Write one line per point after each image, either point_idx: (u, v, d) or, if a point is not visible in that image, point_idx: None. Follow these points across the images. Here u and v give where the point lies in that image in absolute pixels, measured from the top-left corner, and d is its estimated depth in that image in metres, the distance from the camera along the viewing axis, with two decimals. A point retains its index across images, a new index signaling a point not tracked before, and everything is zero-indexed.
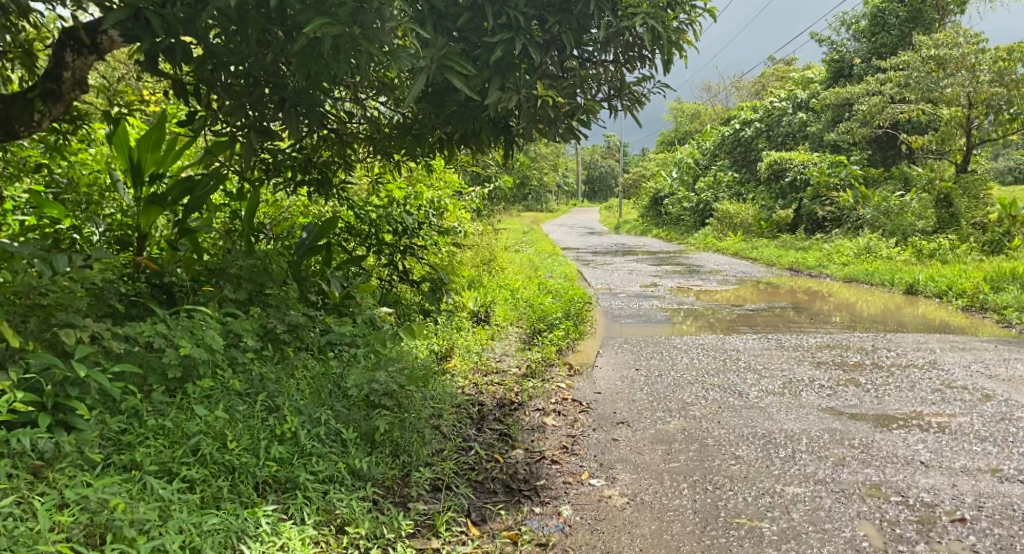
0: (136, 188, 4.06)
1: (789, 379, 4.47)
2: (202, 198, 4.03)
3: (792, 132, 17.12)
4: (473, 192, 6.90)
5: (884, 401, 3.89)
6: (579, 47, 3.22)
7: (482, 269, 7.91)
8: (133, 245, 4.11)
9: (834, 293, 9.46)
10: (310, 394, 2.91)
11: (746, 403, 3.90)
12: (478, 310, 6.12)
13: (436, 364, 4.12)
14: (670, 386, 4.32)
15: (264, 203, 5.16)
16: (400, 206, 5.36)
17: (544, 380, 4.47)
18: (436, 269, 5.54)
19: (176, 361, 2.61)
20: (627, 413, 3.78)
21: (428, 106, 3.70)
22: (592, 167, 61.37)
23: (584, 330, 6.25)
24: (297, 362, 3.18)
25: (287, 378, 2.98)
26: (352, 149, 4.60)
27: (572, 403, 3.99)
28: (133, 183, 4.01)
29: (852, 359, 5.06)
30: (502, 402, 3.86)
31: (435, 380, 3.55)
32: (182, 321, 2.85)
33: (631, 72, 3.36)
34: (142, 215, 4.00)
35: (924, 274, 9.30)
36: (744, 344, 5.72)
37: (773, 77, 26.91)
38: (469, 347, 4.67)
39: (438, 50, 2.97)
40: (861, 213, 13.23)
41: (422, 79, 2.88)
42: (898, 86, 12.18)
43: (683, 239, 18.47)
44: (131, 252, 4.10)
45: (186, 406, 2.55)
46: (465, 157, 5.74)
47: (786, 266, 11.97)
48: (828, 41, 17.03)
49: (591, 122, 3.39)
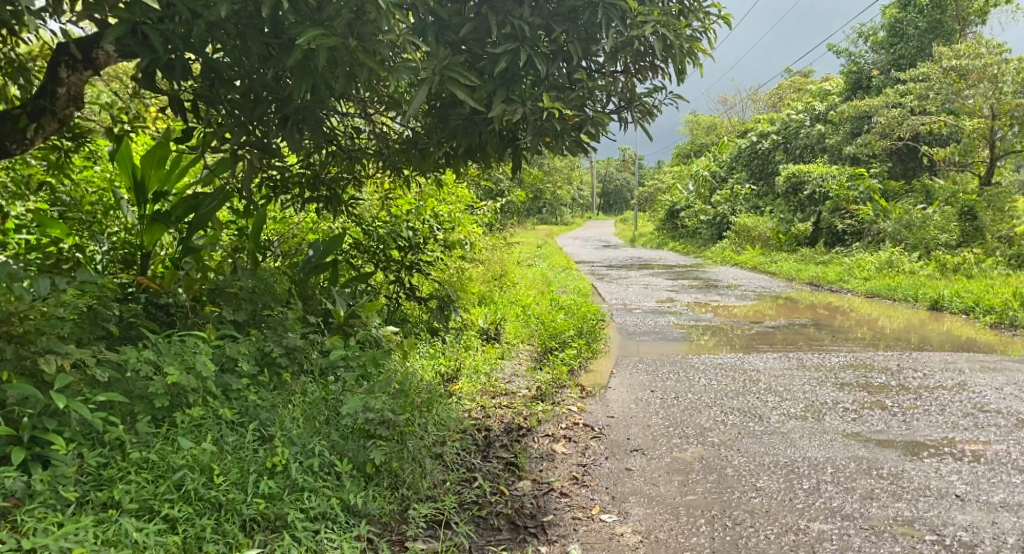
0: (139, 206, 3.98)
1: (812, 401, 4.27)
2: (207, 216, 3.93)
3: (810, 145, 16.90)
4: (485, 207, 6.77)
5: (912, 426, 3.68)
6: (587, 58, 3.09)
7: (493, 285, 7.76)
8: (137, 265, 4.02)
9: (855, 309, 9.21)
10: (306, 422, 2.78)
11: (767, 429, 3.72)
12: (488, 327, 5.97)
13: (442, 386, 3.97)
14: (687, 410, 4.14)
15: (273, 220, 5.07)
16: (409, 222, 5.24)
17: (555, 402, 4.31)
18: (445, 286, 5.41)
19: (162, 390, 2.50)
20: (641, 440, 3.61)
21: (433, 120, 3.58)
22: (607, 181, 61.23)
23: (598, 348, 6.07)
24: (295, 388, 3.05)
25: (284, 404, 2.85)
26: (360, 165, 4.50)
27: (583, 428, 3.83)
28: (137, 201, 3.94)
29: (877, 380, 4.84)
30: (510, 427, 3.70)
31: (439, 405, 3.40)
32: (173, 345, 2.73)
33: (642, 83, 3.21)
34: (146, 233, 3.91)
35: (949, 289, 9.03)
36: (764, 363, 5.52)
37: (790, 90, 26.68)
38: (478, 368, 4.52)
39: (440, 61, 2.85)
40: (881, 226, 12.97)
41: (424, 90, 2.79)
42: (918, 98, 11.99)
43: (699, 253, 18.23)
44: (135, 271, 4.01)
45: (172, 437, 2.43)
46: (475, 172, 5.63)
47: (805, 281, 11.73)
48: (846, 53, 16.84)
49: (599, 136, 3.21)
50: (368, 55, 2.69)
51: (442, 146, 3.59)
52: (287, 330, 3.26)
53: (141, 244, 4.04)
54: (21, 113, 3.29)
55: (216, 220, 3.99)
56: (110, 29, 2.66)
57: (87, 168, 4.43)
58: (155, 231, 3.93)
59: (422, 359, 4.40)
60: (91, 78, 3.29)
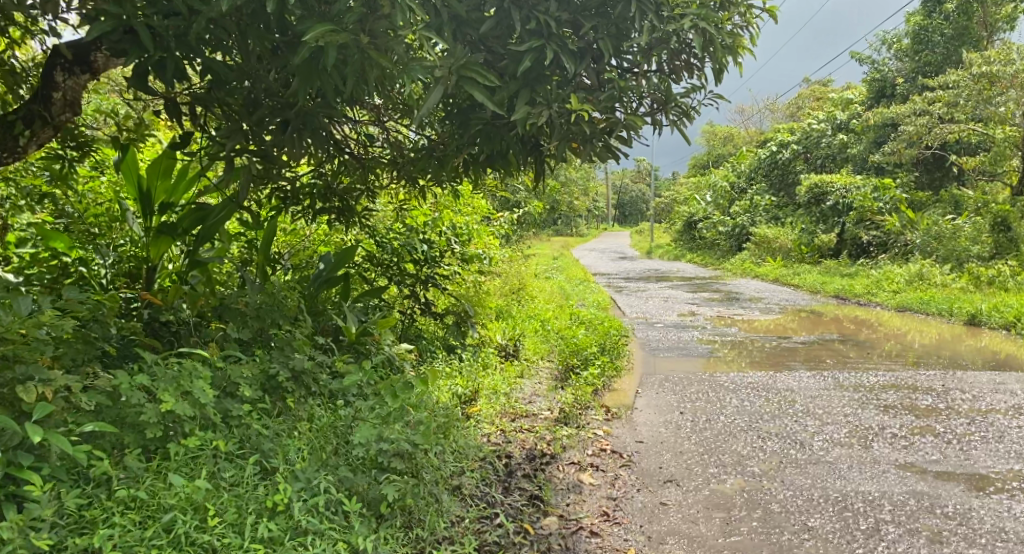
0: (145, 219, 3.79)
1: (856, 427, 3.99)
2: (215, 228, 3.75)
3: (833, 154, 16.56)
4: (502, 218, 6.55)
5: (972, 457, 3.42)
6: (617, 56, 2.85)
7: (509, 298, 7.53)
8: (143, 280, 3.83)
9: (886, 323, 8.88)
10: (312, 452, 2.55)
11: (812, 458, 3.44)
12: (507, 343, 5.71)
13: (459, 409, 3.73)
14: (722, 434, 3.87)
15: (284, 234, 4.88)
16: (424, 234, 5.02)
17: (579, 426, 4.04)
18: (462, 301, 5.23)
19: (155, 419, 2.26)
20: (675, 469, 3.33)
21: (451, 125, 3.35)
22: (623, 192, 60.95)
23: (621, 365, 5.79)
24: (302, 414, 2.83)
25: (288, 433, 2.62)
26: (375, 175, 4.30)
27: (611, 455, 3.56)
28: (142, 213, 3.75)
29: (922, 402, 4.55)
30: (532, 454, 3.44)
31: (457, 431, 3.18)
32: (168, 369, 2.51)
33: (677, 83, 2.97)
34: (152, 246, 3.71)
35: (987, 303, 8.68)
36: (798, 383, 5.24)
37: (808, 99, 26.35)
38: (497, 388, 4.27)
39: (456, 59, 2.62)
40: (909, 237, 12.63)
41: (439, 90, 2.57)
42: (947, 106, 11.64)
43: (719, 265, 17.88)
44: (141, 286, 3.84)
45: (162, 472, 2.20)
46: (493, 182, 5.41)
47: (831, 293, 11.39)
48: (868, 61, 16.50)
49: (631, 141, 2.98)
50: (381, 53, 2.46)
51: (461, 153, 3.37)
52: (293, 351, 3.03)
53: (147, 257, 3.84)
54: (15, 118, 3.09)
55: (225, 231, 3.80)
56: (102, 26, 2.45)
57: (92, 178, 4.25)
58: (161, 244, 3.74)
59: (438, 379, 4.15)
60: (90, 82, 3.10)
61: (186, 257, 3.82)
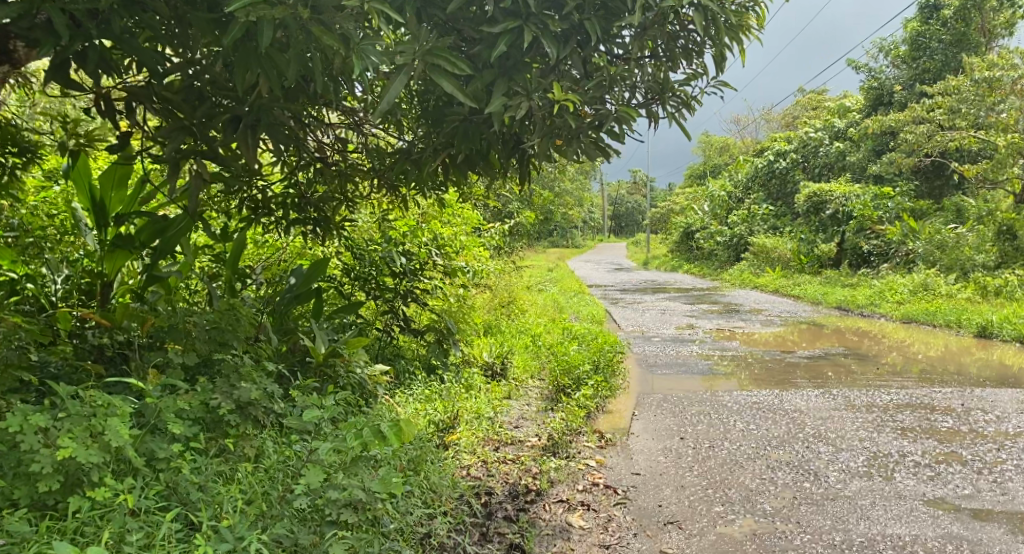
0: (99, 230, 3.41)
1: (874, 454, 3.63)
2: (175, 241, 3.37)
3: (830, 163, 16.30)
4: (492, 228, 6.20)
5: (1009, 491, 3.08)
6: (607, 40, 2.51)
7: (499, 312, 7.17)
8: (97, 298, 3.44)
9: (890, 335, 8.54)
10: (249, 503, 2.19)
11: (829, 491, 3.09)
12: (493, 361, 5.33)
13: (436, 439, 3.37)
14: (726, 464, 3.50)
15: (257, 246, 4.52)
16: (405, 246, 4.67)
17: (569, 455, 3.66)
18: (444, 317, 4.87)
19: (51, 470, 1.92)
20: (676, 508, 2.97)
21: (428, 122, 3.00)
22: (618, 203, 60.78)
23: (617, 384, 5.40)
24: (248, 452, 2.45)
25: (223, 484, 2.25)
26: (354, 184, 3.94)
27: (604, 489, 3.20)
28: (95, 224, 3.38)
29: (942, 425, 4.20)
30: (515, 491, 3.06)
31: (429, 470, 2.83)
32: (82, 407, 2.14)
33: (675, 71, 2.64)
34: (108, 260, 3.35)
35: (998, 315, 8.34)
36: (805, 403, 4.86)
37: (804, 108, 26.08)
38: (480, 412, 3.91)
39: (422, 44, 2.27)
40: (911, 246, 12.33)
41: (401, 80, 2.24)
42: (948, 112, 11.36)
43: (716, 276, 17.54)
44: (96, 304, 3.48)
45: (54, 536, 1.85)
46: (481, 189, 5.06)
47: (833, 304, 11.05)
48: (865, 69, 16.26)
49: (624, 135, 2.61)
50: (327, 31, 2.10)
51: (437, 156, 3.00)
52: (241, 379, 2.65)
53: (100, 272, 3.46)
54: None
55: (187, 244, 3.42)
56: (5, 6, 2.07)
57: (45, 189, 3.85)
58: (117, 258, 3.39)
59: (414, 404, 3.77)
60: (9, 75, 2.72)
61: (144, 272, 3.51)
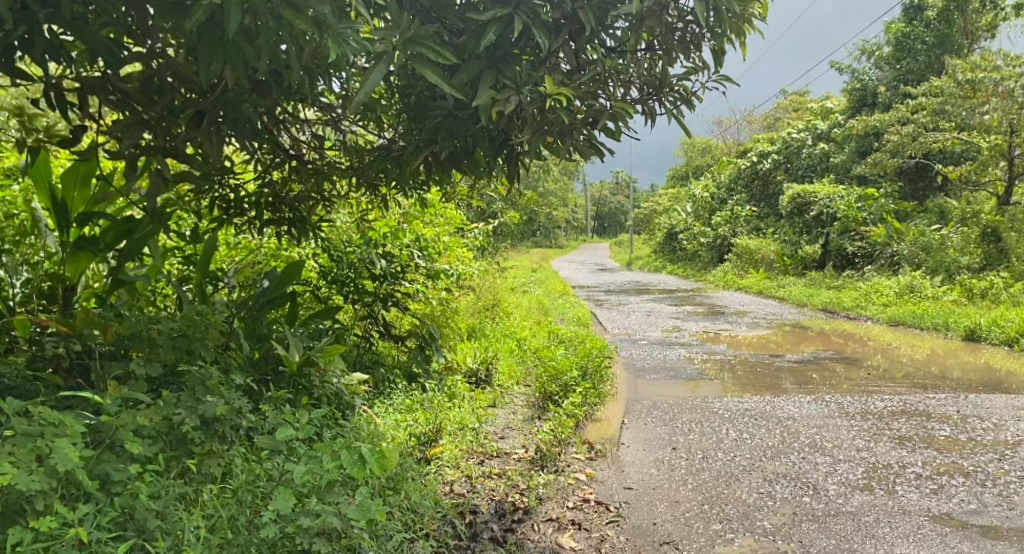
0: (60, 231, 3.16)
1: (873, 465, 3.50)
2: (142, 245, 3.14)
3: (814, 165, 16.27)
4: (476, 229, 6.02)
5: (1016, 505, 2.97)
6: (601, 31, 2.36)
7: (483, 315, 7.00)
8: (58, 303, 3.24)
9: (877, 337, 8.46)
10: (213, 530, 2.00)
11: (831, 507, 2.96)
12: (477, 367, 5.16)
13: (417, 454, 3.20)
14: (721, 477, 3.36)
15: (230, 247, 4.31)
16: (385, 248, 4.48)
17: (557, 467, 3.49)
18: (426, 322, 4.69)
19: None
20: (672, 526, 2.82)
21: (409, 118, 2.82)
22: (601, 203, 60.77)
23: (604, 390, 5.24)
24: (213, 473, 2.26)
25: (185, 509, 2.07)
26: (331, 183, 3.75)
27: (595, 506, 3.04)
28: (57, 225, 3.13)
29: (940, 433, 4.08)
30: (501, 509, 2.89)
31: (410, 490, 2.65)
32: (26, 426, 1.94)
33: (673, 65, 2.49)
34: (70, 263, 3.14)
35: (985, 318, 8.29)
36: (799, 410, 4.72)
37: (787, 108, 26.10)
38: (464, 423, 3.74)
39: (403, 31, 2.10)
40: (895, 248, 12.29)
41: (381, 70, 2.06)
42: (932, 113, 11.32)
43: (700, 277, 17.48)
44: (58, 309, 3.27)
45: None
46: (465, 189, 4.88)
47: (819, 306, 10.98)
48: (848, 70, 16.26)
49: (620, 133, 2.45)
50: (299, 15, 1.93)
51: (419, 155, 2.83)
52: (207, 393, 2.46)
53: (62, 276, 3.25)
54: None
55: (156, 247, 3.19)
56: None
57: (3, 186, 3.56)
58: (80, 260, 3.20)
59: (395, 416, 3.60)
60: None
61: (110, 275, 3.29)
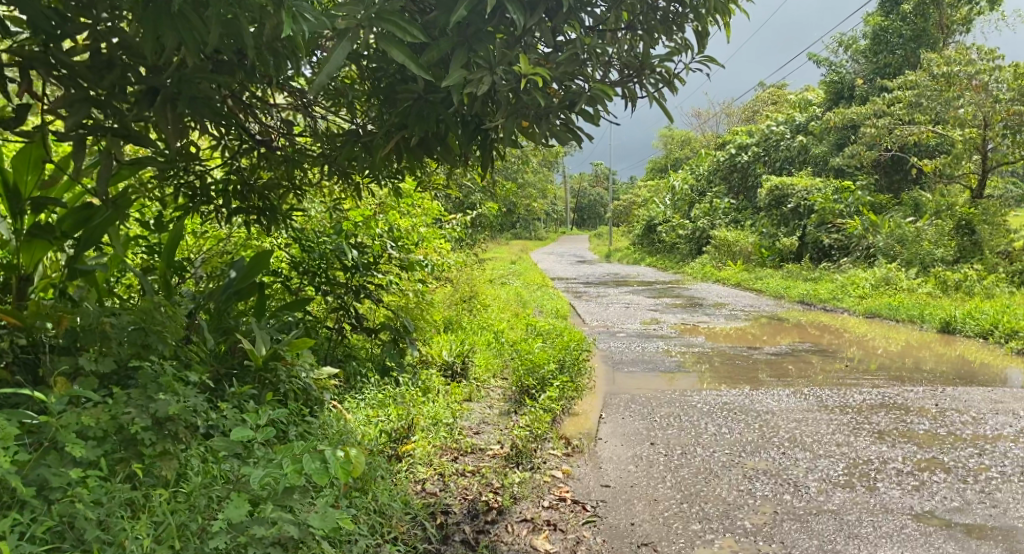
0: (13, 218, 2.94)
1: (853, 461, 3.44)
2: (103, 231, 2.95)
3: (791, 157, 16.29)
4: (453, 220, 5.90)
5: (999, 503, 2.92)
6: (580, 9, 2.24)
7: (461, 307, 6.88)
8: (12, 293, 3.03)
9: (853, 329, 8.48)
10: (159, 540, 1.86)
11: (811, 505, 2.89)
12: (453, 360, 5.04)
13: (388, 452, 3.08)
14: (701, 473, 3.27)
15: (197, 237, 4.15)
16: (358, 238, 4.32)
17: (534, 464, 3.38)
18: (399, 314, 4.56)
19: None
20: (649, 527, 2.73)
21: (379, 101, 2.68)
22: (580, 195, 60.78)
23: (583, 384, 5.14)
24: (167, 476, 2.12)
25: (132, 515, 1.92)
26: (302, 170, 3.58)
27: (571, 505, 2.94)
28: (10, 210, 2.91)
29: (920, 427, 4.04)
30: (474, 509, 2.78)
31: (377, 493, 2.53)
32: None
33: (654, 46, 2.38)
34: (25, 250, 2.94)
35: (960, 310, 8.32)
36: (778, 404, 4.66)
37: (765, 101, 26.13)
38: (437, 418, 3.62)
39: (367, 6, 1.96)
40: (871, 240, 12.33)
41: (343, 49, 1.93)
42: (908, 106, 11.35)
43: (679, 269, 17.49)
44: (11, 300, 3.05)
45: None
46: (441, 177, 4.74)
47: (795, 297, 11.00)
48: (826, 63, 16.28)
49: (599, 117, 2.33)
50: None
51: (388, 140, 2.68)
52: (161, 390, 2.32)
53: (15, 265, 3.03)
54: None
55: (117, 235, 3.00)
56: None
57: None
58: (36, 248, 3.03)
59: (366, 412, 3.48)
60: None
61: (67, 265, 3.09)
